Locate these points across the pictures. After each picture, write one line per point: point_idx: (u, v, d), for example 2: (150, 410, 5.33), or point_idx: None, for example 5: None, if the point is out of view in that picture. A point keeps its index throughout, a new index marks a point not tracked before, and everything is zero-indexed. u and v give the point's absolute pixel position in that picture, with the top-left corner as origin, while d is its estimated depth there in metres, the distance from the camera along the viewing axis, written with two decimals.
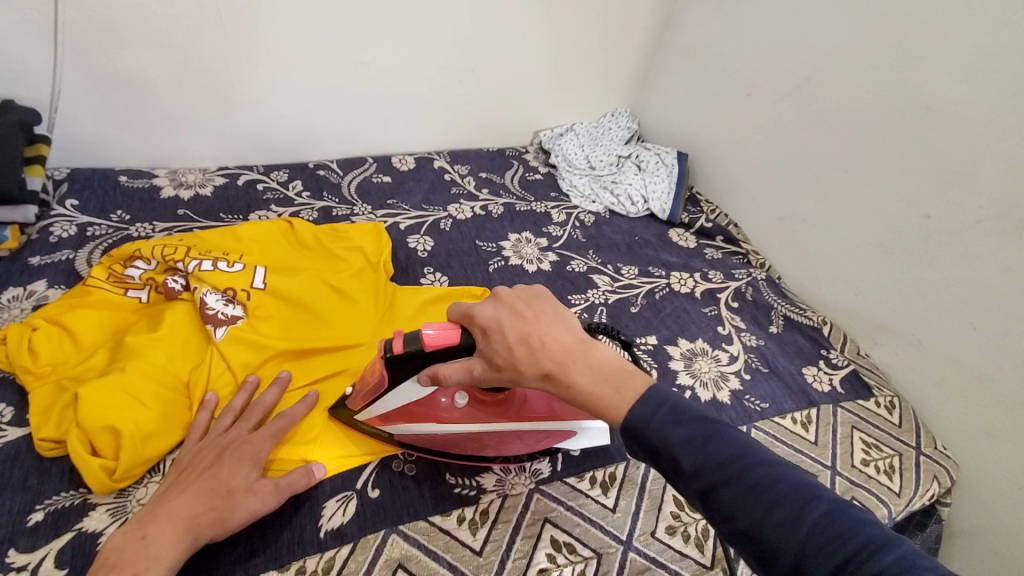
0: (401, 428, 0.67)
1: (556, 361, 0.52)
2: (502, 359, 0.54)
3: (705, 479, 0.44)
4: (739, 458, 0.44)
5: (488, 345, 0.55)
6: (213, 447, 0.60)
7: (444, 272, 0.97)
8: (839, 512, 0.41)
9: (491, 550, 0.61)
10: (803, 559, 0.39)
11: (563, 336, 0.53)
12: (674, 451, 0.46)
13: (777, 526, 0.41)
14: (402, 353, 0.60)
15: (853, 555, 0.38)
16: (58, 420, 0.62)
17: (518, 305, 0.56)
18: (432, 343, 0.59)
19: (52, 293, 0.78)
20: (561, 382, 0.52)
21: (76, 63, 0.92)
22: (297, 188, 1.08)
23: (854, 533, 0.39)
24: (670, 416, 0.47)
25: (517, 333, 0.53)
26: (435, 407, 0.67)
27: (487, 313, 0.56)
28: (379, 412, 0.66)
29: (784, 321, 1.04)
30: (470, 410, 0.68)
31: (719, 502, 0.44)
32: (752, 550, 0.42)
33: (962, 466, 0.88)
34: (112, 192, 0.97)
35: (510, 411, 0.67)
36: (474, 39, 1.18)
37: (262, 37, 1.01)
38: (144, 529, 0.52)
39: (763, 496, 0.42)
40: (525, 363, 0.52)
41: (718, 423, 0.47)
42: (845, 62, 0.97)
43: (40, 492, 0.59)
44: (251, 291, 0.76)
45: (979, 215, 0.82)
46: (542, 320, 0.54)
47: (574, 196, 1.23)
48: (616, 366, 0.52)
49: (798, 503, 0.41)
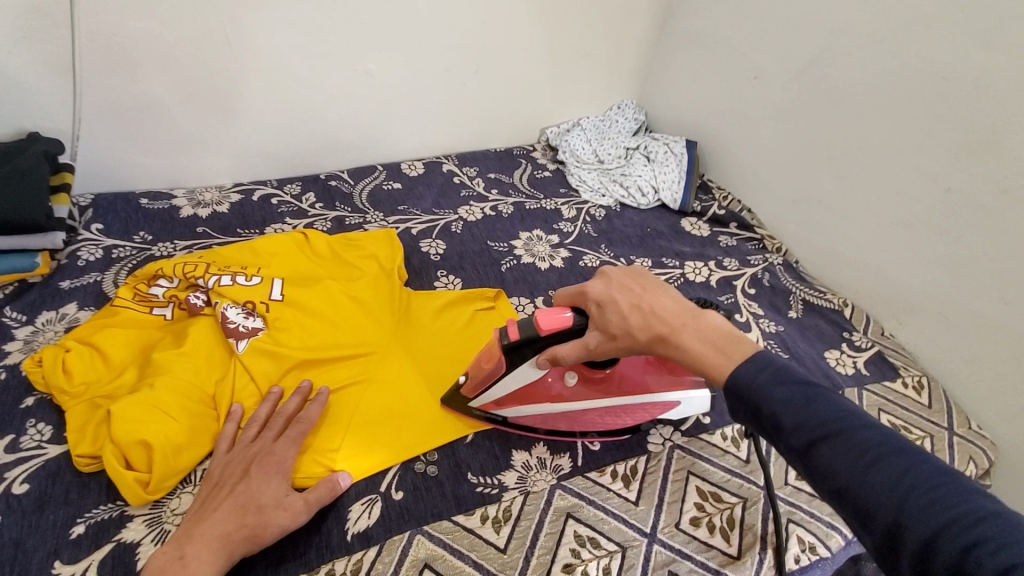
0: (510, 404, 0.71)
1: (667, 324, 0.53)
2: (616, 328, 0.56)
3: (803, 435, 0.43)
4: (841, 420, 0.43)
5: (603, 317, 0.58)
6: (241, 461, 0.61)
7: (457, 275, 0.98)
8: (946, 480, 0.38)
9: (516, 547, 0.62)
10: (901, 519, 0.37)
11: (670, 303, 0.55)
12: (775, 410, 0.44)
13: (876, 484, 0.39)
14: (518, 336, 0.62)
15: (958, 518, 0.36)
16: (94, 435, 0.65)
17: (625, 281, 0.59)
18: (548, 326, 0.60)
19: (83, 315, 0.81)
20: (673, 345, 0.53)
21: (93, 93, 0.95)
22: (310, 199, 1.10)
23: (959, 499, 0.36)
24: (772, 378, 0.46)
25: (629, 302, 0.56)
26: (545, 387, 0.70)
27: (599, 289, 0.59)
28: (495, 395, 0.69)
29: (803, 305, 1.02)
30: (577, 387, 0.71)
31: (818, 460, 0.42)
32: (847, 509, 0.40)
33: (1000, 446, 0.86)
34: (134, 214, 1.00)
35: (612, 387, 0.70)
36: (476, 41, 1.19)
37: (271, 55, 1.04)
38: (182, 549, 0.53)
39: (865, 453, 0.40)
40: (637, 329, 0.55)
41: (823, 390, 0.45)
42: (855, 38, 0.96)
43: (81, 506, 0.61)
44: (269, 302, 0.78)
45: (1005, 184, 0.80)
46: (651, 290, 0.57)
47: (583, 191, 1.23)
48: (723, 331, 0.52)
49: (900, 463, 0.39)
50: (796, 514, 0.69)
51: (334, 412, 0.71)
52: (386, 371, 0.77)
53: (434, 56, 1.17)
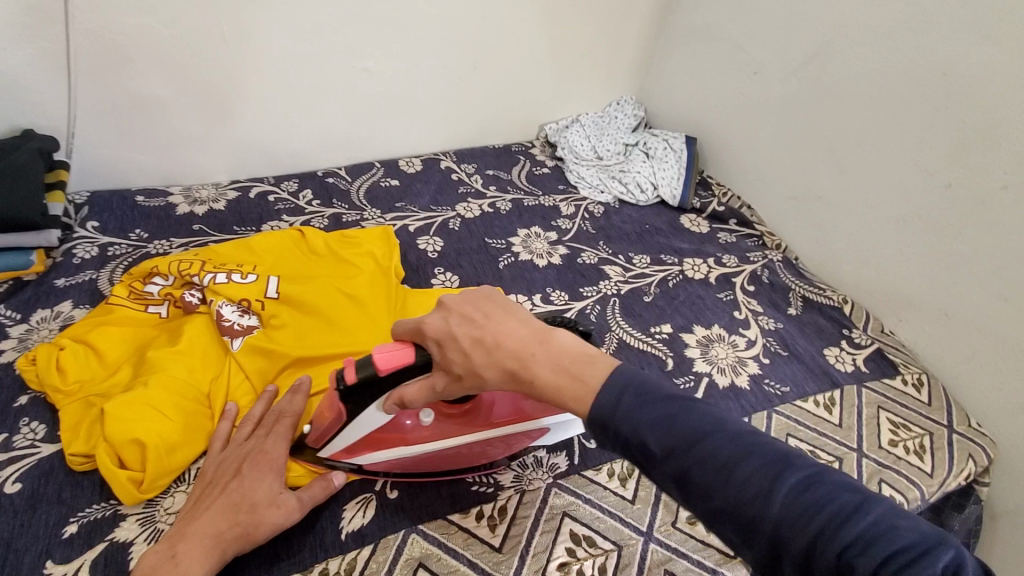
0: (365, 450, 0.63)
1: (514, 358, 0.47)
2: (460, 368, 0.49)
3: (678, 462, 0.40)
4: (707, 433, 0.40)
5: (444, 356, 0.50)
6: (234, 459, 0.61)
7: (454, 272, 0.97)
8: (812, 480, 0.37)
9: (511, 546, 0.61)
10: (778, 534, 0.36)
11: (517, 330, 0.48)
12: (643, 436, 0.41)
13: (749, 501, 0.37)
14: (355, 379, 0.56)
15: (829, 525, 0.35)
16: (87, 434, 0.64)
17: (467, 308, 0.50)
18: (387, 366, 0.54)
19: (77, 313, 0.81)
20: (525, 380, 0.47)
21: (88, 89, 0.95)
22: (308, 196, 1.09)
23: (830, 501, 0.36)
24: (636, 400, 0.42)
25: (470, 337, 0.48)
26: (400, 429, 0.63)
27: (437, 323, 0.51)
28: (342, 443, 0.62)
29: (802, 302, 1.01)
30: (436, 424, 0.64)
31: (692, 483, 0.39)
32: (728, 530, 0.38)
33: (1000, 444, 0.85)
34: (130, 211, 0.99)
35: (478, 420, 0.64)
36: (475, 36, 1.18)
37: (267, 52, 1.03)
38: (174, 548, 0.53)
39: (732, 469, 0.38)
40: (485, 367, 0.48)
41: (687, 400, 0.42)
42: (855, 33, 0.95)
43: (73, 505, 0.61)
44: (264, 300, 0.78)
45: (1005, 180, 0.79)
46: (495, 317, 0.49)
47: (582, 187, 1.22)
48: (576, 353, 0.47)
49: (769, 474, 0.38)
50: None
51: None
52: None
53: (432, 52, 1.16)
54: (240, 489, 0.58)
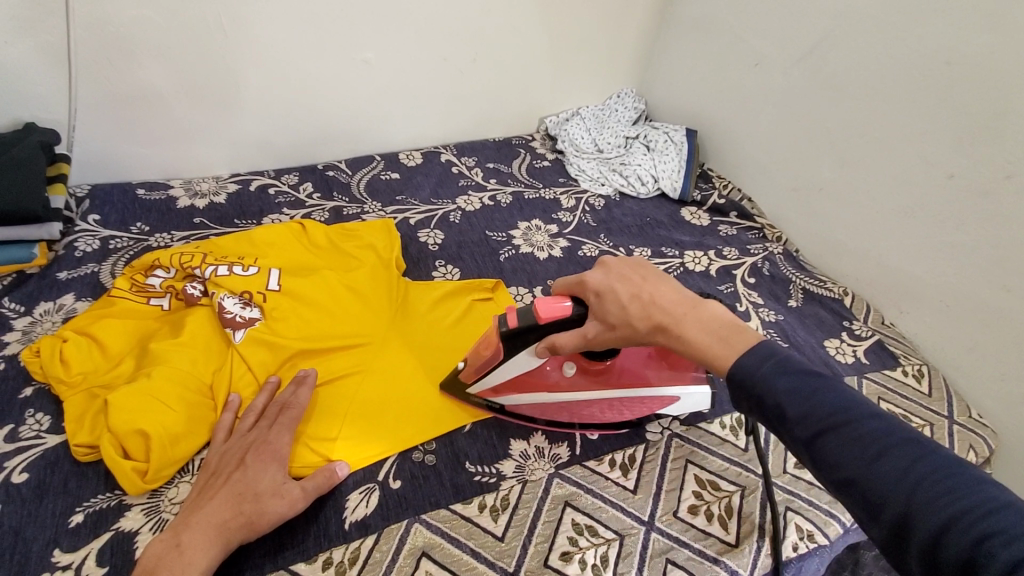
0: (510, 392, 0.71)
1: (665, 314, 0.55)
2: (615, 318, 0.58)
3: (811, 427, 0.43)
4: (847, 410, 0.43)
5: (602, 307, 0.59)
6: (238, 450, 0.61)
7: (455, 265, 0.97)
8: (955, 470, 0.38)
9: (513, 536, 0.62)
10: (910, 511, 0.38)
11: (669, 294, 0.56)
12: (780, 399, 0.45)
13: (883, 476, 0.39)
14: (517, 324, 0.62)
15: (969, 509, 0.36)
16: (91, 425, 0.65)
17: (626, 271, 0.60)
18: (550, 315, 0.61)
19: (80, 305, 0.81)
20: (674, 332, 0.54)
21: (88, 81, 0.94)
22: (308, 190, 1.09)
23: (969, 489, 0.37)
24: (775, 367, 0.47)
25: (628, 292, 0.58)
26: (544, 376, 0.71)
27: (599, 278, 0.61)
28: (493, 382, 0.69)
29: (803, 294, 1.01)
30: (575, 377, 0.72)
31: (824, 452, 0.43)
32: (856, 500, 0.41)
33: (1000, 434, 0.86)
34: (131, 205, 0.99)
35: (612, 379, 0.71)
36: (475, 28, 1.18)
37: (267, 43, 1.03)
38: (178, 537, 0.53)
39: (871, 445, 0.41)
40: (638, 318, 0.56)
41: (827, 381, 0.45)
42: (857, 23, 0.94)
43: (79, 495, 0.62)
44: (266, 293, 0.77)
45: (1008, 170, 0.79)
46: (651, 281, 0.58)
47: (583, 180, 1.22)
48: (726, 321, 0.53)
49: (908, 456, 0.40)
50: (794, 501, 0.69)
51: (331, 402, 0.70)
52: (383, 362, 0.77)
53: (432, 44, 1.16)
54: (244, 479, 0.58)
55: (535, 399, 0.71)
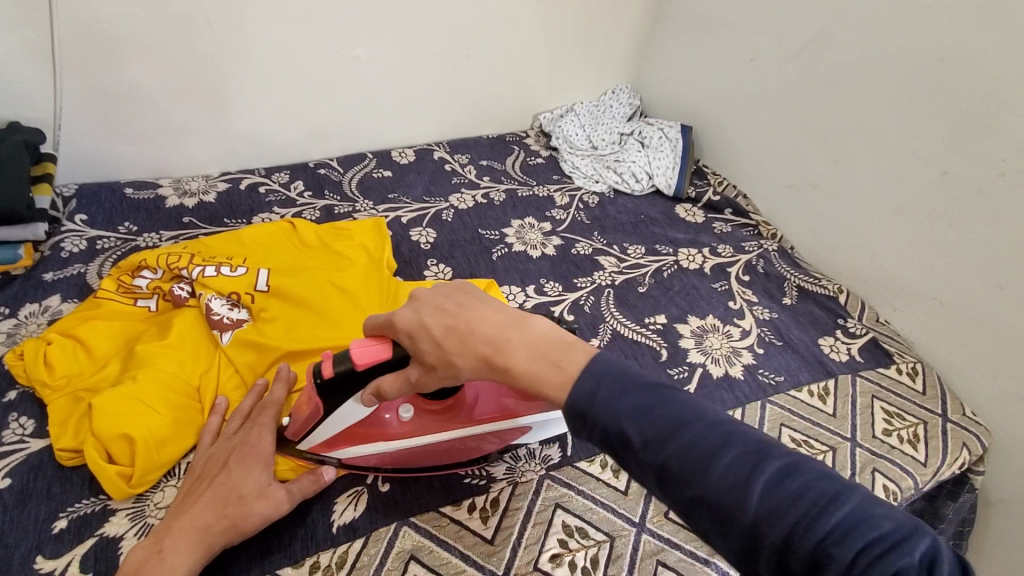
0: (342, 445, 0.63)
1: (488, 344, 0.46)
2: (433, 358, 0.48)
3: (654, 452, 0.39)
4: (686, 422, 0.40)
5: (416, 347, 0.49)
6: (222, 453, 0.61)
7: (447, 264, 0.97)
8: (788, 470, 0.37)
9: (504, 538, 0.61)
10: (756, 523, 0.35)
11: (491, 318, 0.47)
12: (622, 425, 0.40)
13: (726, 491, 0.37)
14: (333, 374, 0.56)
15: (807, 511, 0.35)
16: (76, 429, 0.64)
17: (438, 300, 0.49)
18: (365, 362, 0.54)
19: (66, 307, 0.80)
20: (501, 366, 0.46)
21: (73, 79, 0.93)
22: (299, 188, 1.08)
23: (806, 492, 0.35)
24: (615, 387, 0.42)
25: (440, 326, 0.48)
26: (379, 424, 0.63)
27: (407, 316, 0.50)
28: (321, 436, 0.61)
29: (798, 292, 1.01)
30: (417, 420, 0.64)
31: (670, 473, 0.39)
32: (704, 519, 0.37)
33: (994, 433, 0.85)
34: (120, 204, 0.98)
35: (460, 416, 0.63)
36: (467, 23, 1.16)
37: (255, 39, 1.01)
38: (161, 542, 0.53)
39: (710, 459, 0.38)
40: (457, 355, 0.47)
41: (664, 389, 0.42)
42: (852, 18, 0.93)
43: (63, 500, 0.61)
44: (254, 294, 0.77)
45: (1002, 167, 0.79)
46: (467, 307, 0.48)
47: (576, 177, 1.21)
48: (555, 339, 0.46)
49: (746, 465, 0.37)
50: None
51: None
52: None
53: (423, 40, 1.14)
54: (229, 482, 0.57)
55: (374, 451, 0.63)
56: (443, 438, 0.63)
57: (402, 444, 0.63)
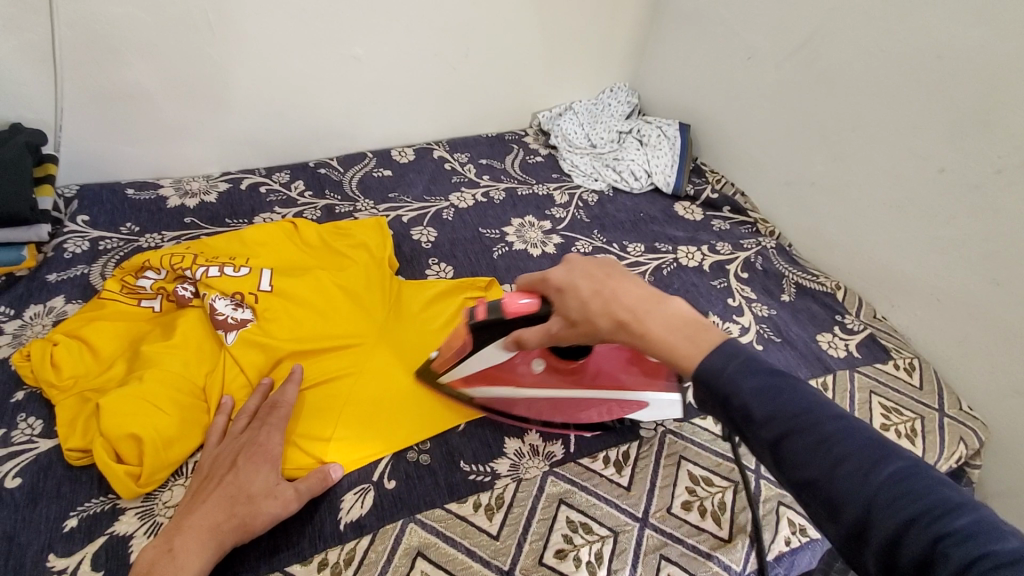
0: (478, 383, 0.71)
1: (628, 310, 0.51)
2: (576, 314, 0.55)
3: (773, 429, 0.41)
4: (811, 409, 0.41)
5: (563, 304, 0.56)
6: (230, 453, 0.61)
7: (449, 263, 0.97)
8: (914, 472, 0.37)
9: (509, 534, 0.62)
10: (871, 514, 0.37)
11: (635, 289, 0.53)
12: (746, 400, 0.43)
13: (844, 479, 0.38)
14: (485, 317, 0.63)
15: (926, 511, 0.35)
16: (84, 429, 0.64)
17: (588, 267, 0.56)
18: (515, 311, 0.60)
19: (70, 308, 0.81)
20: (636, 331, 0.51)
21: (73, 80, 0.93)
22: (299, 188, 1.09)
23: (927, 493, 0.36)
24: (742, 367, 0.44)
25: (589, 288, 0.54)
26: (513, 371, 0.71)
27: (560, 274, 0.57)
28: (461, 371, 0.70)
29: (796, 289, 1.02)
30: (544, 374, 0.71)
31: (786, 453, 0.41)
32: (815, 501, 0.40)
33: (990, 427, 0.86)
34: (121, 205, 0.98)
35: (585, 379, 0.71)
36: (466, 23, 1.17)
37: (254, 39, 1.01)
38: (171, 541, 0.53)
39: (833, 447, 0.39)
40: (598, 315, 0.53)
41: (790, 378, 0.44)
42: (849, 17, 0.94)
43: (73, 499, 0.61)
44: (258, 294, 0.77)
45: (999, 164, 0.80)
46: (614, 277, 0.54)
47: (576, 175, 1.22)
48: (691, 319, 0.50)
49: (869, 458, 0.38)
50: (786, 496, 0.69)
51: (323, 401, 0.70)
52: (374, 362, 0.76)
53: (422, 39, 1.15)
54: (237, 481, 0.58)
55: (501, 393, 0.71)
56: (563, 396, 0.71)
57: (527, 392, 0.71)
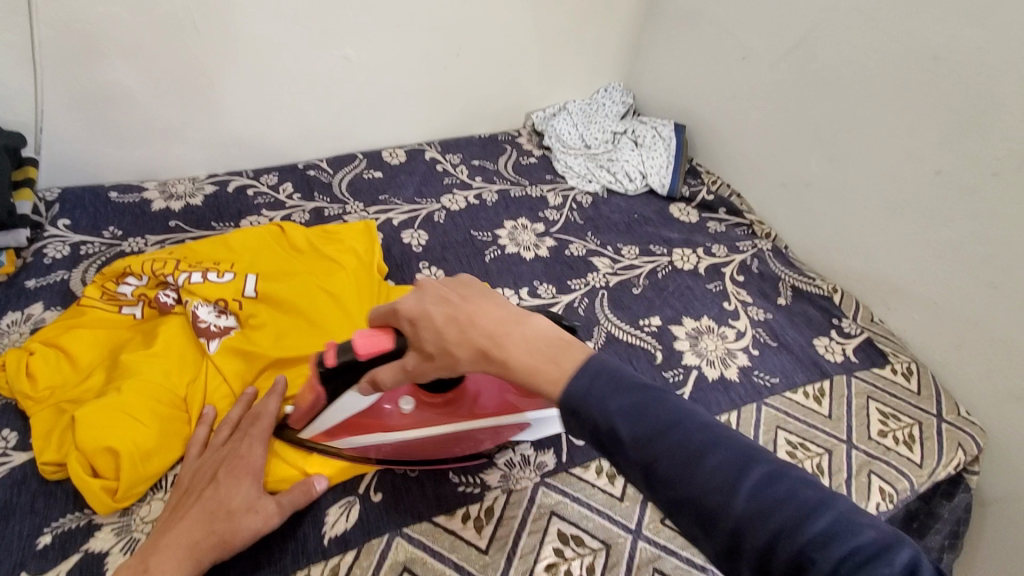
0: (342, 436, 0.63)
1: (487, 336, 0.46)
2: (432, 347, 0.48)
3: (644, 451, 0.39)
4: (677, 422, 0.39)
5: (417, 336, 0.49)
6: (211, 466, 0.59)
7: (439, 266, 0.96)
8: (776, 473, 0.37)
9: (498, 548, 0.60)
10: (739, 529, 0.35)
11: (493, 311, 0.48)
12: (614, 423, 0.40)
13: (713, 494, 0.37)
14: (336, 362, 0.55)
15: (790, 519, 0.35)
16: (59, 442, 0.62)
17: (441, 291, 0.50)
18: (365, 353, 0.52)
19: (48, 315, 0.79)
20: (498, 359, 0.46)
21: (54, 80, 0.91)
22: (288, 190, 1.07)
23: (791, 499, 0.35)
24: (606, 388, 0.42)
25: (443, 315, 0.48)
26: (379, 414, 0.63)
27: (409, 303, 0.50)
28: (322, 425, 0.62)
29: (792, 292, 1.00)
30: (416, 413, 0.64)
31: (658, 473, 0.39)
32: (688, 520, 0.38)
33: (989, 432, 0.85)
34: (104, 208, 0.96)
35: (461, 410, 0.64)
36: (458, 21, 1.15)
37: (240, 38, 0.99)
38: (146, 562, 0.51)
39: (698, 462, 0.38)
40: (456, 345, 0.47)
41: (655, 390, 0.42)
42: (845, 16, 0.93)
43: (47, 515, 0.60)
44: (242, 300, 0.76)
45: (996, 167, 0.78)
46: (472, 299, 0.49)
47: (570, 177, 1.20)
48: (552, 337, 0.46)
49: (734, 469, 0.37)
50: None
51: None
52: None
53: (413, 38, 1.13)
54: (217, 496, 0.56)
55: (372, 442, 0.63)
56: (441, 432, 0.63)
57: (401, 435, 0.63)
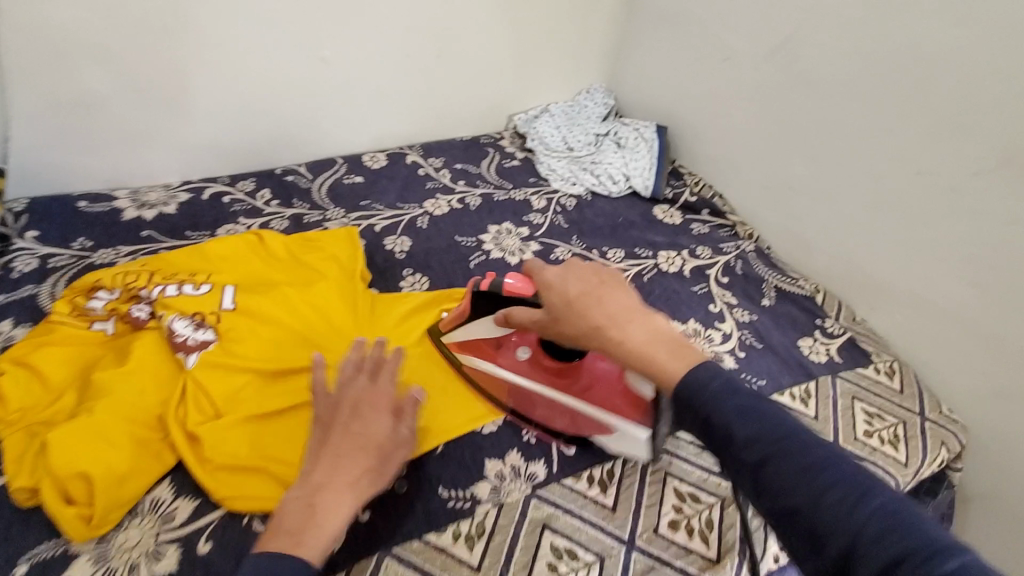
0: (467, 351, 0.76)
1: (609, 317, 0.54)
2: (558, 310, 0.58)
3: (755, 451, 0.43)
4: (793, 437, 0.44)
5: (550, 301, 0.59)
6: (341, 406, 0.57)
7: (423, 273, 0.94)
8: (896, 507, 0.39)
9: (490, 565, 0.59)
10: (853, 547, 0.38)
11: (622, 299, 0.55)
12: (730, 423, 0.45)
13: (827, 509, 0.40)
14: (488, 287, 0.71)
15: (911, 551, 0.36)
16: (31, 467, 0.59)
17: (584, 271, 0.58)
18: (513, 289, 0.68)
19: (17, 333, 0.75)
20: (614, 337, 0.53)
21: (17, 86, 0.87)
22: (265, 196, 1.04)
23: (909, 532, 0.37)
24: (723, 387, 0.47)
25: (580, 290, 0.57)
26: (501, 350, 0.74)
27: (554, 273, 0.60)
28: (461, 333, 0.76)
29: (776, 293, 1.01)
30: (525, 364, 0.73)
31: (768, 477, 0.43)
32: (796, 529, 0.41)
33: (969, 427, 0.87)
34: (72, 218, 0.92)
35: (562, 383, 0.71)
36: (439, 23, 1.13)
37: (214, 40, 0.96)
38: (311, 497, 0.51)
39: (814, 475, 0.41)
40: (581, 317, 0.55)
41: (773, 406, 0.46)
42: (826, 18, 0.93)
43: (23, 544, 0.57)
44: (220, 313, 0.74)
45: (977, 166, 0.80)
46: (607, 286, 0.56)
47: (553, 179, 1.20)
48: (670, 336, 0.52)
49: (852, 492, 0.40)
50: None
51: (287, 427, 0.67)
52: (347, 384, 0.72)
53: (393, 41, 1.11)
54: (361, 431, 0.55)
55: (480, 365, 0.74)
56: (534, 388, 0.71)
57: (504, 374, 0.73)
